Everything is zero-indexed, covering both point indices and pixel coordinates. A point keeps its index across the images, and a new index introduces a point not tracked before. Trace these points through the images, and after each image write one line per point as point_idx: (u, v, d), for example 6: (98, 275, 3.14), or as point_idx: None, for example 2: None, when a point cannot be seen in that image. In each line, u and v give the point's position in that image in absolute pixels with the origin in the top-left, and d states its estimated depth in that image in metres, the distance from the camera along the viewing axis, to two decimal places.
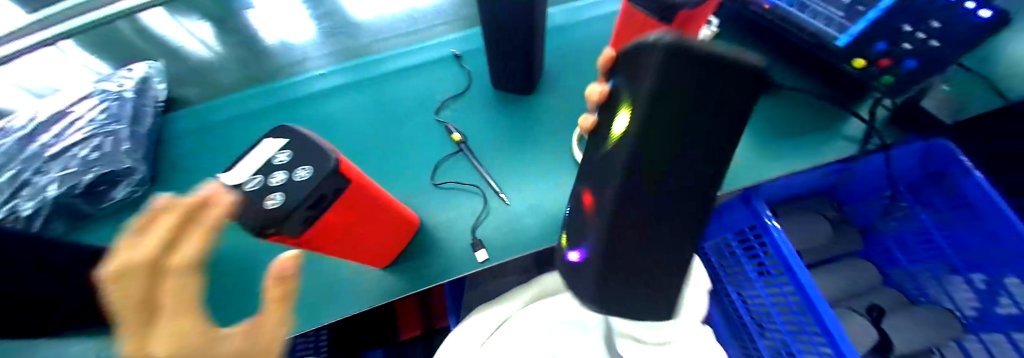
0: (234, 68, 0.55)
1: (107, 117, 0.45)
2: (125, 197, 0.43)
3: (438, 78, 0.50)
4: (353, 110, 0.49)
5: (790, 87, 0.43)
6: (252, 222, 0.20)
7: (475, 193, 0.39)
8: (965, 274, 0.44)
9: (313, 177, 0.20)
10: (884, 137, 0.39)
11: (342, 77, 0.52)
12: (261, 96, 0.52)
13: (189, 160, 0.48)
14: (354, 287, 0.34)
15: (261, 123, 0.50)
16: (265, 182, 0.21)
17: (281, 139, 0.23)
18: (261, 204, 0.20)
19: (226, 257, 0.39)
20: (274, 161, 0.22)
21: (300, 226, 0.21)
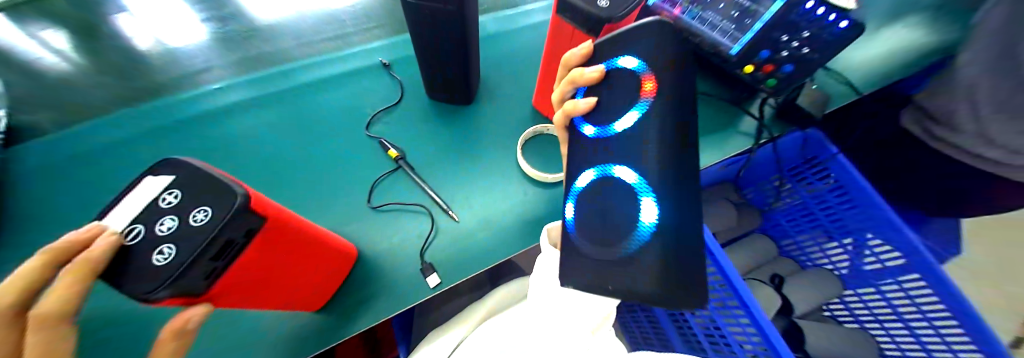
0: (103, 84, 0.45)
1: None
2: None
3: (366, 89, 0.47)
4: (268, 128, 0.44)
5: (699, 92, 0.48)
6: (137, 286, 0.16)
7: (420, 214, 0.37)
8: (838, 237, 0.55)
9: (213, 221, 0.17)
10: (772, 131, 0.46)
11: (243, 92, 0.46)
12: (148, 115, 0.44)
13: (48, 208, 0.39)
14: (281, 332, 0.31)
15: (145, 150, 0.42)
16: (150, 232, 0.17)
17: (167, 175, 0.19)
18: (149, 261, 0.17)
19: (117, 317, 0.33)
20: (160, 203, 0.18)
21: (205, 280, 0.18)
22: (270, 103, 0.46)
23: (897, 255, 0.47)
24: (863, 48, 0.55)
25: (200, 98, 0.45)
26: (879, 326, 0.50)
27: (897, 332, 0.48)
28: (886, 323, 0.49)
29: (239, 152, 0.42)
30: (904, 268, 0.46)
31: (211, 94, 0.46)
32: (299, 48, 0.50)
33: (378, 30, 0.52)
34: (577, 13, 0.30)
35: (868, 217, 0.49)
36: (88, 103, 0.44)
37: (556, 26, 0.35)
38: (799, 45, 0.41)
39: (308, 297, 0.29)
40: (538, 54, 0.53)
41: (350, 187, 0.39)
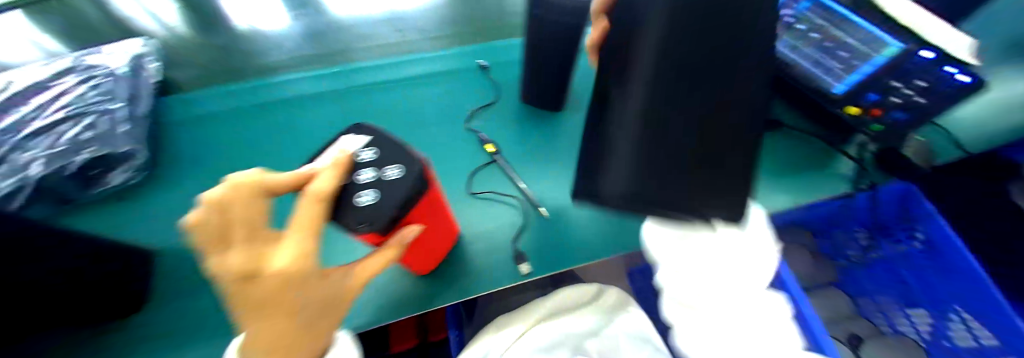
0: (220, 59, 0.52)
1: (103, 95, 0.40)
2: (122, 183, 0.39)
3: (432, 95, 0.50)
4: (377, 111, 0.48)
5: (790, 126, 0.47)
6: (350, 221, 0.20)
7: (514, 205, 0.39)
8: (920, 301, 0.53)
9: (406, 176, 0.21)
10: (873, 178, 0.43)
11: (308, 87, 0.49)
12: (234, 98, 0.47)
13: (183, 151, 0.43)
14: (383, 296, 0.33)
15: (270, 116, 0.46)
16: (353, 178, 0.21)
17: (362, 135, 0.23)
18: (354, 201, 0.20)
19: None
20: (358, 158, 0.22)
21: (389, 225, 0.21)
22: (341, 99, 0.48)
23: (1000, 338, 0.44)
24: (979, 105, 0.51)
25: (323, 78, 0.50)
26: None
27: None
28: None
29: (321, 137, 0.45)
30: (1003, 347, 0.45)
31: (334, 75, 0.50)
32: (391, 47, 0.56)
33: (477, 35, 0.56)
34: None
35: (956, 281, 0.50)
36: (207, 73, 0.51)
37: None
38: (910, 93, 0.39)
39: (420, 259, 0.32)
40: None
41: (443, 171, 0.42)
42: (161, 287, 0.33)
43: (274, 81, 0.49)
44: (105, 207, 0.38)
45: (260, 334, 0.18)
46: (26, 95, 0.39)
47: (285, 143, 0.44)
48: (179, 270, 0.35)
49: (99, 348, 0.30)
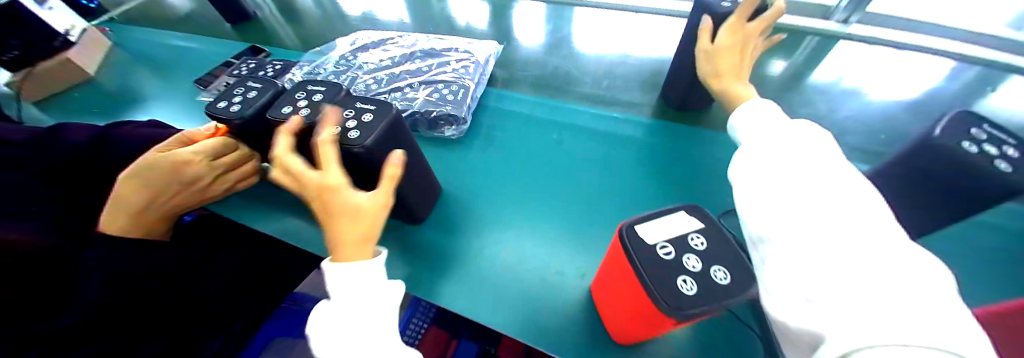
0: (513, 60, 0.61)
1: (464, 71, 0.49)
2: (446, 136, 0.47)
3: (674, 171, 0.45)
4: (629, 167, 0.46)
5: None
6: (660, 290, 0.19)
7: (745, 339, 0.31)
8: None
9: (731, 285, 0.19)
10: None
11: (572, 117, 0.52)
12: (536, 108, 0.53)
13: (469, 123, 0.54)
14: (568, 338, 0.33)
15: (544, 130, 0.51)
16: (680, 260, 0.20)
17: (695, 219, 0.22)
18: (672, 282, 0.19)
19: (464, 225, 0.42)
20: (689, 240, 0.21)
21: (682, 323, 0.19)
22: (602, 141, 0.49)
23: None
24: None
25: (601, 119, 0.51)
26: None
27: None
28: None
29: (563, 166, 0.47)
30: None
31: (611, 121, 0.51)
32: (662, 109, 0.52)
33: None
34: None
35: None
36: (511, 79, 0.58)
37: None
38: None
39: (629, 335, 0.30)
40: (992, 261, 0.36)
41: None
42: (433, 221, 0.42)
43: (564, 105, 0.53)
44: (430, 144, 0.48)
45: (358, 241, 0.26)
46: (429, 52, 0.52)
47: (531, 161, 0.47)
48: (439, 212, 0.43)
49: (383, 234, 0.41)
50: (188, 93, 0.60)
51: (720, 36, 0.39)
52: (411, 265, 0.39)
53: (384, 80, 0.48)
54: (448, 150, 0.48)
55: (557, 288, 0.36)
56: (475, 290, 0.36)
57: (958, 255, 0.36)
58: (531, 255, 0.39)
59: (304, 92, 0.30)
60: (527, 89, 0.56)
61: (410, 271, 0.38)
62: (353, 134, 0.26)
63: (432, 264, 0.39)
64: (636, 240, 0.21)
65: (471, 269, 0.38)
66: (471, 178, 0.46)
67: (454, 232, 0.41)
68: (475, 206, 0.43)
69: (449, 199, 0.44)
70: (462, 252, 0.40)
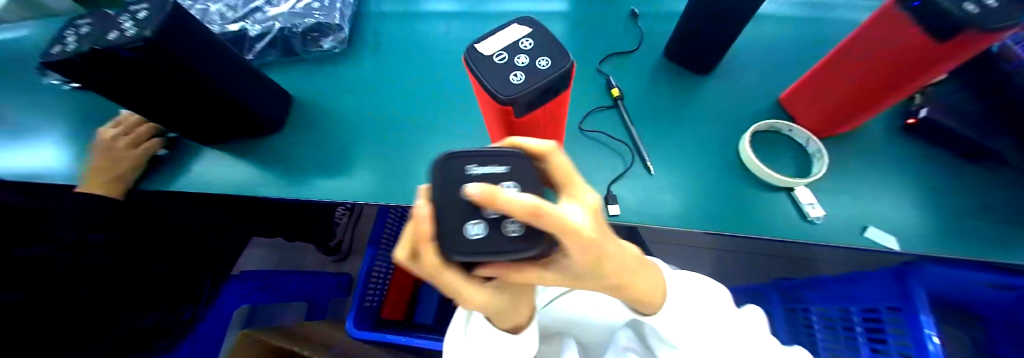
0: None
1: None
2: (328, 49, 0.45)
3: (559, 33, 0.47)
4: None
5: (1007, 159, 0.36)
6: (496, 86, 0.23)
7: (605, 143, 0.39)
8: None
9: (551, 66, 0.23)
10: None
11: (453, 7, 0.50)
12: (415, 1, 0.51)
13: None
14: None
15: (432, 24, 0.49)
16: (512, 61, 0.24)
17: (525, 30, 0.26)
18: (506, 77, 0.23)
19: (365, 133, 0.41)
20: (519, 45, 0.25)
21: (524, 109, 0.24)
22: (487, 22, 0.48)
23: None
24: None
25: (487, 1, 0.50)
26: None
27: None
28: None
29: (453, 50, 0.47)
30: None
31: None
32: None
33: None
34: (928, 10, 0.24)
35: None
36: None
37: (883, 23, 0.28)
38: None
39: None
40: (809, 51, 0.45)
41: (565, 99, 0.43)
42: (329, 134, 0.41)
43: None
44: (315, 64, 0.45)
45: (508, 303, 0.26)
46: None
47: (421, 54, 0.46)
48: (335, 124, 0.42)
49: (281, 162, 0.40)
50: (30, 87, 0.52)
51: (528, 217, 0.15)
52: (314, 181, 0.38)
53: (241, 6, 0.45)
54: (335, 69, 0.45)
55: None
56: (404, 178, 0.38)
57: (777, 53, 0.45)
58: (442, 138, 0.40)
59: (128, 14, 0.28)
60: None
61: (315, 186, 0.38)
62: (520, 230, 0.17)
63: (352, 169, 0.39)
64: (476, 60, 0.24)
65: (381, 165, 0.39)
66: (366, 84, 0.44)
67: (365, 135, 0.41)
68: (374, 111, 0.43)
69: (354, 114, 0.42)
70: (380, 152, 0.40)
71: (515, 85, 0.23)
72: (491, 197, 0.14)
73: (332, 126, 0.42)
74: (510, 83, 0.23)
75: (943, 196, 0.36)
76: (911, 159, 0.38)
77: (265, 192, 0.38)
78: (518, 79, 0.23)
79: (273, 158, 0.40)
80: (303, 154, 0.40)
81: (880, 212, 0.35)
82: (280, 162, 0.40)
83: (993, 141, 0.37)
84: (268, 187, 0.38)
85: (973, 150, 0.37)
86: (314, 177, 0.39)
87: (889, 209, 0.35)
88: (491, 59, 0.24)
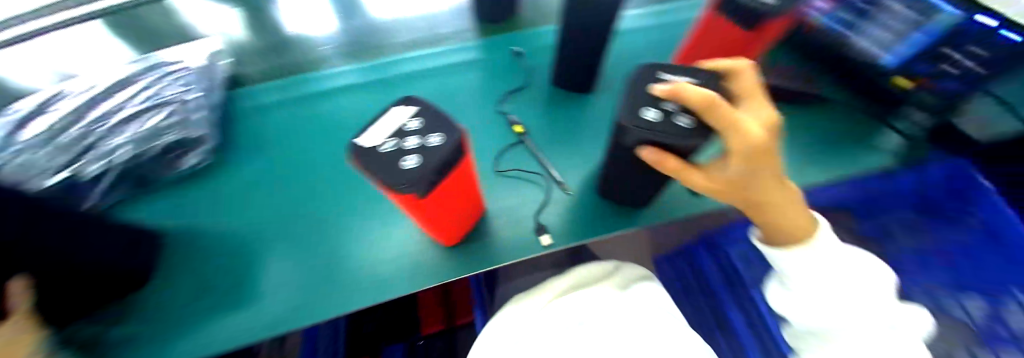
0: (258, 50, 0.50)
1: (182, 83, 0.43)
2: (195, 165, 0.42)
3: (457, 86, 0.48)
4: (426, 93, 0.47)
5: (831, 98, 0.45)
6: (391, 180, 0.21)
7: (522, 179, 0.40)
8: None
9: (443, 141, 0.23)
10: (921, 153, 0.41)
11: (348, 82, 0.49)
12: (302, 86, 0.49)
13: (237, 138, 0.45)
14: (420, 272, 0.36)
15: (329, 104, 0.47)
16: (401, 144, 0.22)
17: (407, 109, 0.25)
18: (399, 164, 0.22)
19: (275, 248, 0.38)
20: (403, 127, 0.23)
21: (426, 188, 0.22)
22: (379, 92, 0.48)
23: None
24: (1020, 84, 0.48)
25: (384, 66, 0.49)
26: None
27: None
28: None
29: (354, 129, 0.45)
30: None
31: (398, 63, 0.49)
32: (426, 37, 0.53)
33: (513, 20, 0.53)
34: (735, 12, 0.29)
35: None
36: (273, 65, 0.49)
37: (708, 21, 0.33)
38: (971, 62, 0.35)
39: (448, 233, 0.34)
40: (667, 52, 0.52)
41: (476, 145, 0.43)
42: (231, 262, 0.37)
43: (321, 74, 0.49)
44: (188, 185, 0.42)
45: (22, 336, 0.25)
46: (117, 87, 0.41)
47: (322, 145, 0.45)
48: (237, 249, 0.38)
49: (164, 317, 0.33)
50: None
51: (712, 103, 0.20)
52: (219, 325, 0.33)
53: (64, 144, 0.36)
54: (222, 188, 0.42)
55: (394, 238, 0.38)
56: (333, 284, 0.35)
57: (643, 59, 0.51)
58: (363, 225, 0.39)
59: None
60: (297, 72, 0.49)
61: (220, 332, 0.32)
62: (687, 124, 0.21)
63: (267, 295, 0.34)
64: (361, 155, 0.22)
65: (301, 277, 0.36)
66: (265, 192, 0.42)
67: (276, 254, 0.37)
68: (279, 218, 0.40)
69: (260, 231, 0.39)
70: (298, 261, 0.37)
71: (410, 171, 0.21)
72: (679, 88, 0.20)
73: (236, 250, 0.38)
74: (400, 172, 0.21)
75: (803, 144, 0.42)
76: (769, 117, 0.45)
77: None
78: (408, 164, 0.22)
79: (145, 318, 0.33)
80: (200, 299, 0.34)
81: None
82: (156, 321, 0.33)
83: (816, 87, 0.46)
84: (150, 356, 0.31)
85: (802, 101, 0.46)
86: (221, 320, 0.33)
87: None
88: (376, 148, 0.22)
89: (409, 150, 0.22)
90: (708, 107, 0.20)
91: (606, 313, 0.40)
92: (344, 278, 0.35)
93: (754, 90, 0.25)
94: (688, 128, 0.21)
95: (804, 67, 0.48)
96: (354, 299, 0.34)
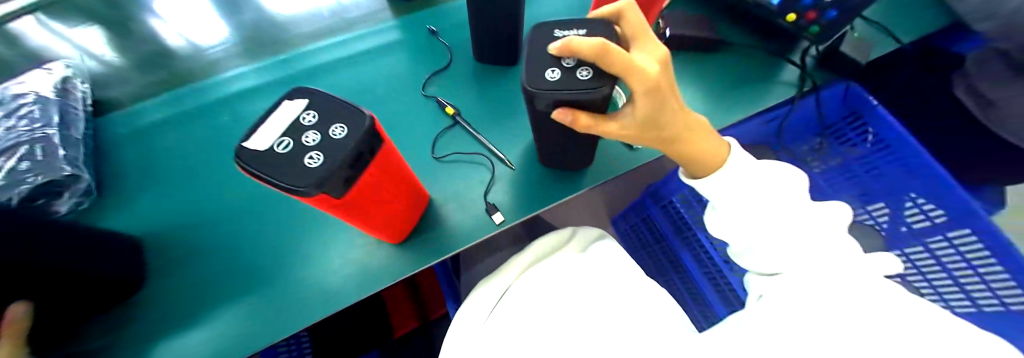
0: (145, 65, 0.47)
1: (29, 121, 0.37)
2: (68, 211, 0.37)
3: (374, 73, 0.45)
4: (342, 86, 0.44)
5: (739, 44, 0.48)
6: (288, 180, 0.19)
7: (462, 162, 0.39)
8: (895, 195, 0.59)
9: (346, 130, 0.21)
10: (815, 79, 0.46)
11: (251, 83, 0.46)
12: (201, 95, 0.45)
13: (142, 166, 0.42)
14: (374, 276, 0.35)
15: (233, 110, 0.44)
16: (299, 142, 0.21)
17: (301, 103, 0.23)
18: (300, 163, 0.20)
19: (212, 276, 0.36)
20: (300, 124, 0.21)
21: (342, 184, 0.21)
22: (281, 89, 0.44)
23: (973, 240, 0.49)
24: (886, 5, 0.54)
25: (291, 62, 0.46)
26: (955, 286, 0.51)
27: (952, 298, 0.51)
28: (943, 291, 0.53)
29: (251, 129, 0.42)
30: (951, 225, 0.51)
31: (305, 57, 0.46)
32: (333, 27, 0.48)
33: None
34: None
35: (914, 175, 0.55)
36: (155, 78, 0.47)
37: None
38: None
39: (393, 230, 0.33)
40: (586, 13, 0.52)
41: (409, 135, 0.41)
42: (168, 300, 0.35)
43: (211, 82, 0.46)
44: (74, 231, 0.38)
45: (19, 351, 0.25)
46: None
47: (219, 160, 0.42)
48: (171, 286, 0.35)
49: None
50: None
51: (612, 53, 0.19)
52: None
53: None
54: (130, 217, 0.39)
55: (338, 243, 0.36)
56: (286, 301, 0.34)
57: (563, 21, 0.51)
58: (303, 237, 0.37)
59: None
60: (183, 83, 0.46)
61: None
62: (588, 75, 0.21)
63: (219, 312, 0.34)
64: (250, 160, 0.20)
65: (249, 300, 0.34)
66: (182, 213, 0.39)
67: (217, 271, 0.36)
68: (204, 241, 0.38)
69: (192, 259, 0.37)
70: (244, 284, 0.35)
71: (313, 168, 0.19)
72: (578, 42, 0.19)
73: (172, 287, 0.35)
74: (303, 171, 0.19)
75: (716, 86, 0.46)
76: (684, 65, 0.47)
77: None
78: (311, 161, 0.20)
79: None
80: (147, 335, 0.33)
81: None
82: None
83: (724, 35, 0.49)
84: None
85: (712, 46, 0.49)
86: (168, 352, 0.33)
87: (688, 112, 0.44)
88: (272, 149, 0.20)
89: (310, 145, 0.20)
90: (603, 57, 0.19)
91: (566, 283, 0.39)
92: (305, 276, 0.35)
93: (643, 32, 0.26)
94: (590, 78, 0.21)
95: (710, 12, 0.51)
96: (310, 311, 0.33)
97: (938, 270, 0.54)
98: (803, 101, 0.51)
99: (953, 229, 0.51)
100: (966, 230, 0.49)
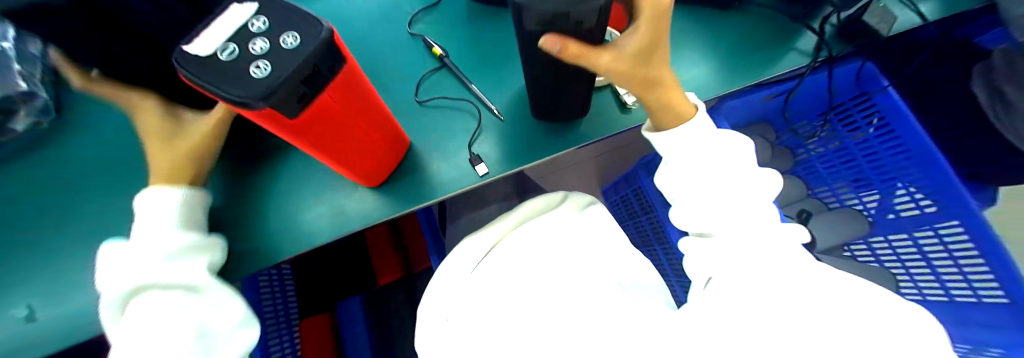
0: None
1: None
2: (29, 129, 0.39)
3: (356, 6, 0.41)
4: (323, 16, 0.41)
5: (757, 4, 0.45)
6: (232, 89, 0.17)
7: (448, 108, 0.37)
8: (891, 180, 0.58)
9: (297, 38, 0.18)
10: (832, 49, 0.43)
11: None
12: None
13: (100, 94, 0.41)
14: (389, 203, 0.34)
15: None
16: (245, 50, 0.18)
17: (249, 6, 0.20)
18: (246, 73, 0.18)
19: (261, 181, 0.36)
20: (248, 30, 0.19)
21: (297, 102, 0.19)
22: None
23: (960, 232, 0.48)
24: None
25: None
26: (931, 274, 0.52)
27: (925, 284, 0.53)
28: (917, 276, 0.54)
29: None
30: (940, 215, 0.50)
31: None
32: None
33: None
34: None
35: (914, 163, 0.53)
36: None
37: None
38: None
39: (373, 170, 0.31)
40: None
41: (394, 73, 0.38)
42: (229, 200, 0.35)
43: None
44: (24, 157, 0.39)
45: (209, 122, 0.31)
46: None
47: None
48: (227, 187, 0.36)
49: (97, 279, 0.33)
50: None
51: None
52: (244, 256, 0.33)
53: None
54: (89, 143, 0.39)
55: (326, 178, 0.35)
56: (340, 207, 0.34)
57: None
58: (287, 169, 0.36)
59: None
60: None
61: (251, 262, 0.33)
62: None
63: (284, 202, 0.35)
64: (191, 66, 0.18)
65: (302, 203, 0.35)
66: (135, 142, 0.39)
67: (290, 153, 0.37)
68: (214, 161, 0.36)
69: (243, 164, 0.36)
70: (297, 189, 0.35)
71: (256, 81, 0.17)
72: None
73: (223, 191, 0.35)
74: (246, 82, 0.17)
75: (725, 49, 0.43)
76: (695, 24, 0.44)
77: (257, 265, 0.33)
78: (257, 72, 0.18)
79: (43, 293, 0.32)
80: (259, 195, 0.35)
81: (684, 79, 0.41)
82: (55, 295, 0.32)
83: None
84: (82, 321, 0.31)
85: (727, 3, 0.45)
86: (278, 211, 0.34)
87: (691, 74, 0.41)
88: (212, 57, 0.18)
89: (257, 53, 0.18)
90: None
91: (545, 241, 0.37)
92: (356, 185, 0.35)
93: None
94: None
95: None
96: (369, 213, 0.34)
97: (918, 259, 0.54)
98: (815, 73, 0.48)
99: (942, 221, 0.50)
100: (955, 222, 0.49)
